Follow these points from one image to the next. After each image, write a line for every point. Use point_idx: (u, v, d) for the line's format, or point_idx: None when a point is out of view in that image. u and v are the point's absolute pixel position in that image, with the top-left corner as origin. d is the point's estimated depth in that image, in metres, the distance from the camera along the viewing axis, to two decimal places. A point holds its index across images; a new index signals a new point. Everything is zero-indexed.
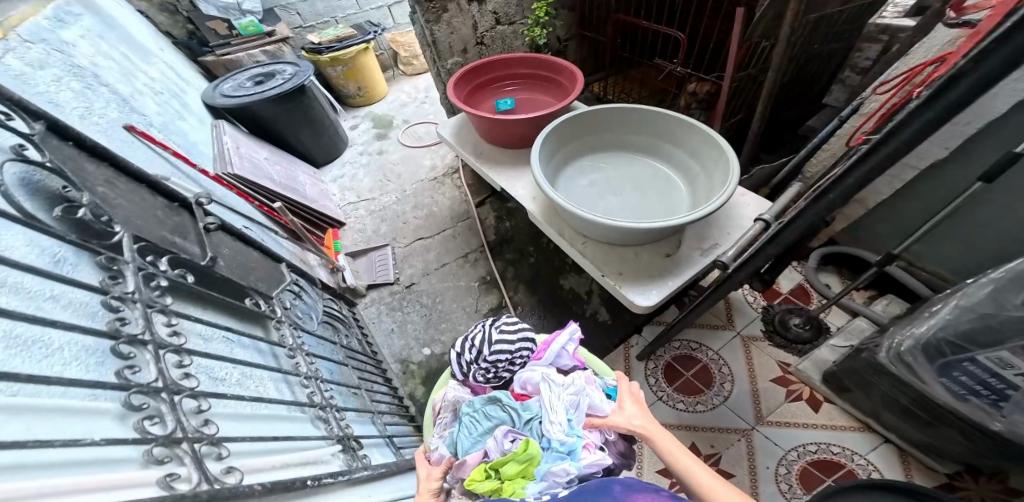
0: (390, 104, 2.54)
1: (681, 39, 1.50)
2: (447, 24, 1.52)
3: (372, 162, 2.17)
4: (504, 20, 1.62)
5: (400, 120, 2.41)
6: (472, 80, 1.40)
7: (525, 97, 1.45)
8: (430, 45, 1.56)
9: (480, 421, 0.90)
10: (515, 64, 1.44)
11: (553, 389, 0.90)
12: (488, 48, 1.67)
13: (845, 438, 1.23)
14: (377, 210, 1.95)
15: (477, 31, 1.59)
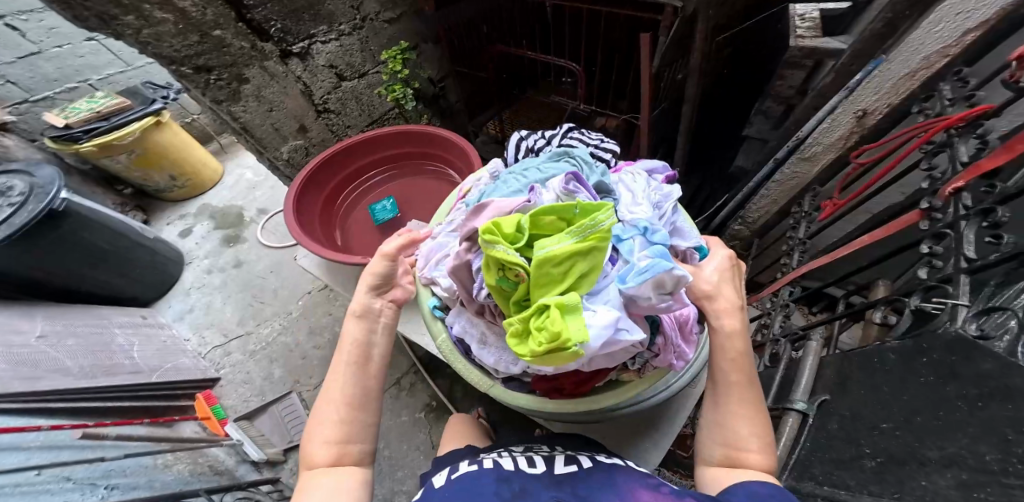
0: (236, 192, 2.01)
1: (580, 72, 1.24)
2: (259, 99, 1.07)
3: (231, 281, 1.68)
4: (348, 74, 1.24)
5: (253, 212, 1.92)
6: (314, 199, 1.02)
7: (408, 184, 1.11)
8: (243, 133, 1.10)
9: (529, 174, 0.68)
10: (380, 145, 1.07)
11: (639, 182, 0.69)
12: (338, 114, 1.29)
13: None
14: (258, 349, 1.49)
15: (311, 97, 1.19)
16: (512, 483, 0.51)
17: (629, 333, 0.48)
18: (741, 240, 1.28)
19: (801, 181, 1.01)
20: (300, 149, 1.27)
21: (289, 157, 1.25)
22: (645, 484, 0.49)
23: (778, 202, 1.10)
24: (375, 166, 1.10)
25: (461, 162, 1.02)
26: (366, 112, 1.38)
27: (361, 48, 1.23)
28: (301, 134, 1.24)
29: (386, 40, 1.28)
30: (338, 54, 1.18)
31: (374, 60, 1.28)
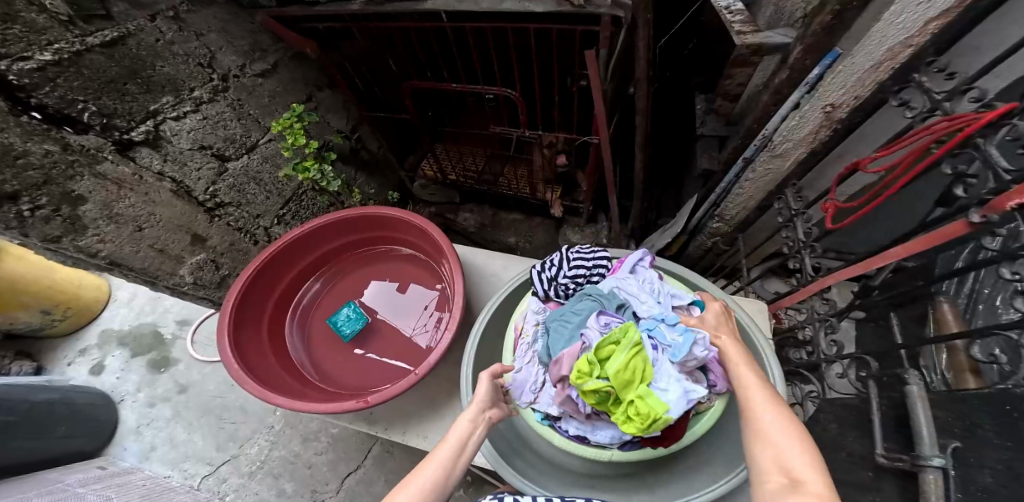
0: (139, 306, 1.61)
1: (516, 96, 1.10)
2: (116, 218, 0.78)
3: (186, 409, 1.38)
4: (230, 152, 1.00)
5: (171, 326, 1.55)
6: (257, 340, 0.84)
7: (364, 277, 0.99)
8: (113, 269, 0.79)
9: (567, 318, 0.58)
10: (316, 242, 0.95)
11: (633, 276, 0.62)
12: (231, 206, 1.03)
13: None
14: (255, 468, 1.28)
15: (191, 194, 0.93)
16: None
17: (696, 390, 0.48)
18: (722, 237, 1.16)
19: (777, 175, 0.87)
20: (202, 265, 0.98)
21: (199, 279, 0.98)
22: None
23: (755, 197, 0.96)
24: (310, 276, 0.96)
25: (400, 232, 0.95)
26: (271, 191, 1.14)
27: (237, 115, 1.00)
28: (199, 246, 0.97)
29: (268, 101, 1.10)
30: (205, 129, 0.93)
31: (261, 127, 1.08)
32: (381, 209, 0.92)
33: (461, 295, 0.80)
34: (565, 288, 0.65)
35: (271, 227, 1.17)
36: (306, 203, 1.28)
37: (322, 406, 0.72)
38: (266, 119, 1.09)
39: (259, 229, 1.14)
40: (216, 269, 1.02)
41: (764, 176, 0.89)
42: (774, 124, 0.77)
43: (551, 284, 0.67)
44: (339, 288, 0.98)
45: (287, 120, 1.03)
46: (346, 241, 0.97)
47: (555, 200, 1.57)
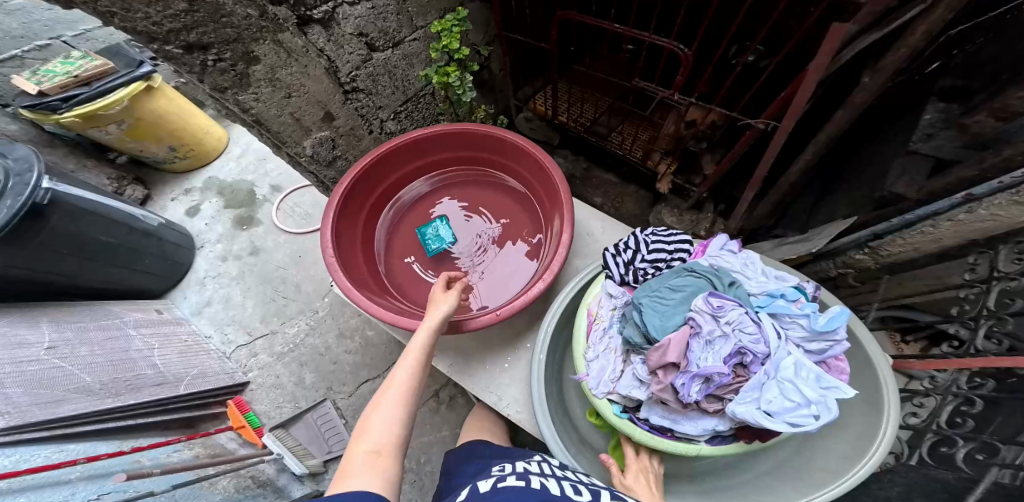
0: (244, 163, 1.74)
1: (687, 54, 1.02)
2: (277, 83, 0.84)
3: (250, 272, 1.50)
4: (380, 43, 0.97)
5: (264, 189, 1.66)
6: (353, 233, 0.86)
7: (467, 202, 0.98)
8: (258, 124, 0.88)
9: (665, 295, 0.49)
10: (430, 148, 0.92)
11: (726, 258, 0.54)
12: (365, 94, 1.03)
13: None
14: (286, 351, 1.37)
15: (336, 75, 0.93)
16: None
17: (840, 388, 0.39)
18: (856, 271, 1.01)
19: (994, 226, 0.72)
20: (324, 142, 1.02)
21: (315, 155, 1.04)
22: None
23: (941, 241, 0.80)
24: (409, 180, 0.96)
25: (518, 165, 0.90)
26: (402, 90, 1.12)
27: (397, 10, 0.95)
28: (326, 124, 1.00)
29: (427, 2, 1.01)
30: (369, 18, 0.90)
31: (414, 26, 1.02)
32: (507, 135, 0.86)
33: (561, 259, 0.74)
34: (641, 273, 0.60)
35: (386, 122, 1.16)
36: (421, 109, 1.24)
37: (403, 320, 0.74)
38: (419, 18, 1.02)
39: (376, 120, 1.13)
40: (331, 148, 1.06)
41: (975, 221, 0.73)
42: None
43: (625, 268, 0.61)
44: (438, 203, 0.98)
45: (447, 22, 1.01)
46: (454, 156, 0.94)
47: (665, 175, 1.47)
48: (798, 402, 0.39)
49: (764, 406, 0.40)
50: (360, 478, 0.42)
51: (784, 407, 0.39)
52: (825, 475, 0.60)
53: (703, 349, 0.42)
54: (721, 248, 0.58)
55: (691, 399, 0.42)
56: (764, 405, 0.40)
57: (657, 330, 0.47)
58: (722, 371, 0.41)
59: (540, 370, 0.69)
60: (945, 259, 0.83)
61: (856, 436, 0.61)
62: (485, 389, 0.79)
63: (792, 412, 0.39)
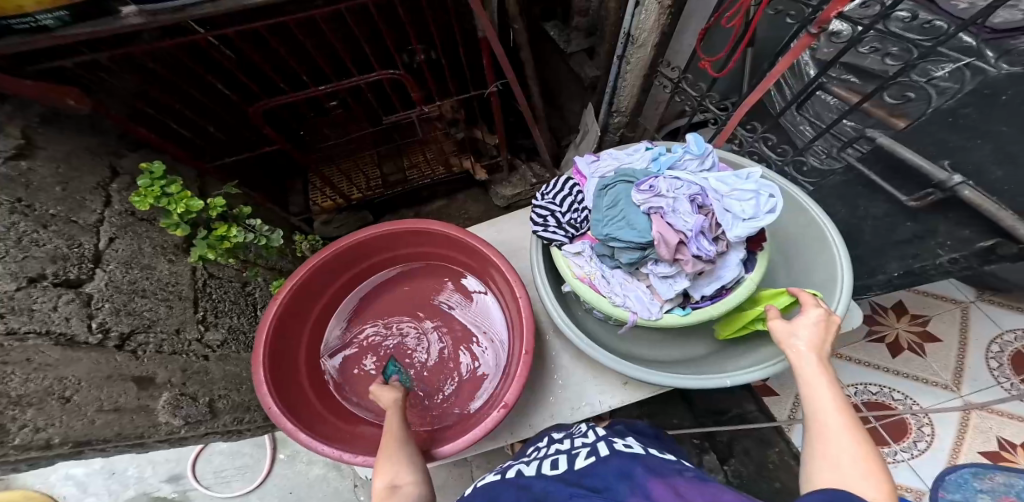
0: (102, 488, 1.13)
1: (401, 74, 1.11)
2: (29, 400, 0.52)
3: None
4: (76, 272, 0.67)
5: (165, 488, 1.15)
6: (332, 426, 0.72)
7: (384, 302, 0.90)
8: (83, 451, 0.58)
9: (614, 217, 0.59)
10: (307, 301, 0.79)
11: (607, 163, 0.69)
12: (139, 325, 0.74)
13: (948, 329, 1.19)
14: None
15: (77, 342, 0.63)
16: (534, 490, 0.50)
17: (752, 171, 0.57)
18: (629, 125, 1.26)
19: (646, 60, 1.07)
20: (177, 400, 0.75)
21: (188, 418, 0.76)
22: (657, 474, 0.47)
23: (636, 85, 1.16)
24: (317, 341, 0.83)
25: (390, 247, 0.84)
26: (180, 280, 0.88)
27: (36, 222, 0.64)
28: (153, 387, 0.72)
29: (62, 190, 0.71)
30: (14, 254, 0.59)
31: (86, 227, 0.72)
32: (361, 234, 0.79)
33: (509, 273, 0.74)
34: (574, 221, 0.68)
35: (203, 335, 0.90)
36: (217, 294, 0.98)
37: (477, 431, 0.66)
38: (81, 215, 0.72)
39: (191, 343, 0.86)
40: (193, 400, 0.79)
41: None
42: (628, 22, 0.98)
43: (563, 228, 0.68)
44: (366, 327, 0.87)
45: (152, 189, 0.72)
46: (335, 287, 0.83)
47: (474, 166, 1.57)
48: (754, 196, 0.55)
49: (745, 216, 0.55)
50: None
51: (754, 205, 0.54)
52: (829, 273, 0.68)
53: (678, 217, 0.54)
54: (589, 164, 0.71)
55: (711, 250, 0.53)
56: (745, 215, 0.54)
57: (641, 236, 0.56)
58: (700, 217, 0.54)
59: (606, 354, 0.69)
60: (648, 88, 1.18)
61: (802, 227, 0.75)
62: (574, 409, 0.78)
63: (760, 204, 0.55)
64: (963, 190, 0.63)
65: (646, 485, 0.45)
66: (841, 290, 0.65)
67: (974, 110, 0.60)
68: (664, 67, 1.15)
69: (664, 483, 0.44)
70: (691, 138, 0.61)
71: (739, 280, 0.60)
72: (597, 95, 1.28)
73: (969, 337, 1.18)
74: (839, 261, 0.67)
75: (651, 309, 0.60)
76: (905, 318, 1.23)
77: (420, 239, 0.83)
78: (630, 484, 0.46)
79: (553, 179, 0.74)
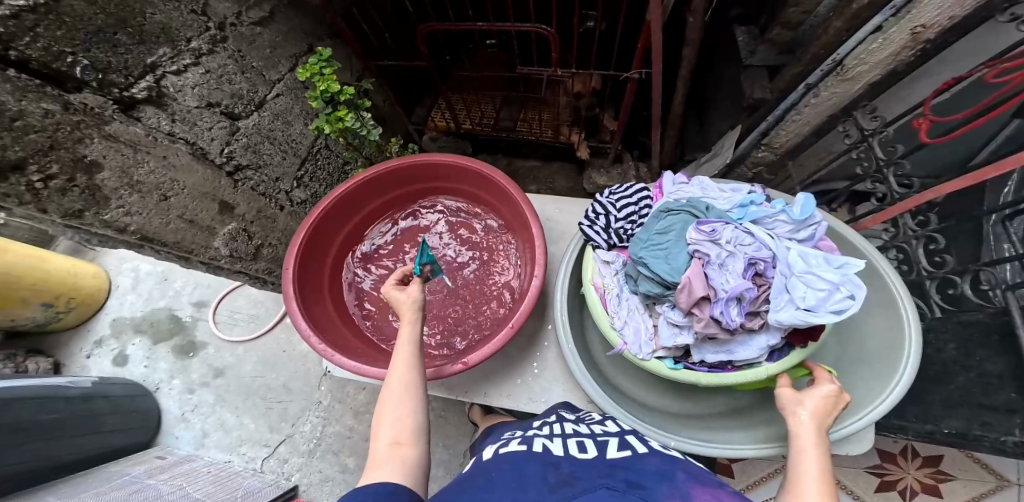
0: (145, 291, 1.50)
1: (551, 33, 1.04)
2: (139, 188, 0.64)
3: (228, 392, 1.34)
4: (239, 109, 0.82)
5: (188, 309, 1.46)
6: (326, 312, 0.81)
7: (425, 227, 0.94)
8: (145, 245, 0.69)
9: (658, 242, 0.53)
10: (363, 196, 0.87)
11: (690, 187, 0.60)
12: (251, 164, 0.87)
13: (958, 493, 0.97)
14: (313, 447, 1.25)
15: (207, 158, 0.76)
16: (562, 470, 0.47)
17: (849, 261, 0.45)
18: (764, 166, 1.07)
19: (839, 100, 0.80)
20: (235, 233, 0.87)
21: (233, 250, 0.88)
22: (699, 480, 0.42)
23: (811, 123, 0.88)
24: (357, 238, 0.91)
25: (452, 180, 0.90)
26: (295, 145, 1.00)
27: (240, 68, 0.81)
28: (228, 215, 0.84)
29: (270, 52, 0.88)
30: (210, 84, 0.74)
31: (268, 81, 0.88)
32: (435, 157, 0.85)
33: (542, 254, 0.75)
34: (622, 230, 0.63)
35: (291, 190, 1.03)
36: (322, 162, 1.11)
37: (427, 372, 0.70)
38: (270, 72, 0.88)
39: (280, 193, 0.99)
40: (248, 238, 0.92)
41: (821, 102, 0.82)
42: (847, 48, 0.70)
43: (607, 233, 0.64)
44: (399, 242, 0.93)
45: (314, 66, 0.79)
46: (387, 197, 0.91)
47: (580, 142, 1.49)
48: (828, 288, 0.44)
49: (802, 304, 0.45)
50: (380, 472, 0.46)
51: (820, 297, 0.44)
52: (861, 400, 0.58)
53: (720, 272, 0.47)
54: (674, 183, 0.62)
55: (734, 321, 0.46)
56: (802, 304, 0.44)
57: (670, 273, 0.50)
58: (744, 284, 0.46)
59: (579, 363, 0.69)
60: (824, 133, 0.91)
61: (878, 353, 0.61)
62: (529, 400, 0.78)
63: (829, 299, 0.44)
64: None
65: (687, 491, 0.40)
66: (857, 420, 0.56)
67: None
68: (862, 112, 0.81)
69: (705, 490, 0.41)
70: (800, 197, 0.50)
71: (753, 363, 0.55)
72: (749, 121, 1.00)
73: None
74: (884, 396, 0.56)
75: (644, 348, 0.57)
76: (922, 466, 1.02)
77: (483, 187, 0.86)
78: (668, 487, 0.41)
79: (630, 182, 0.68)
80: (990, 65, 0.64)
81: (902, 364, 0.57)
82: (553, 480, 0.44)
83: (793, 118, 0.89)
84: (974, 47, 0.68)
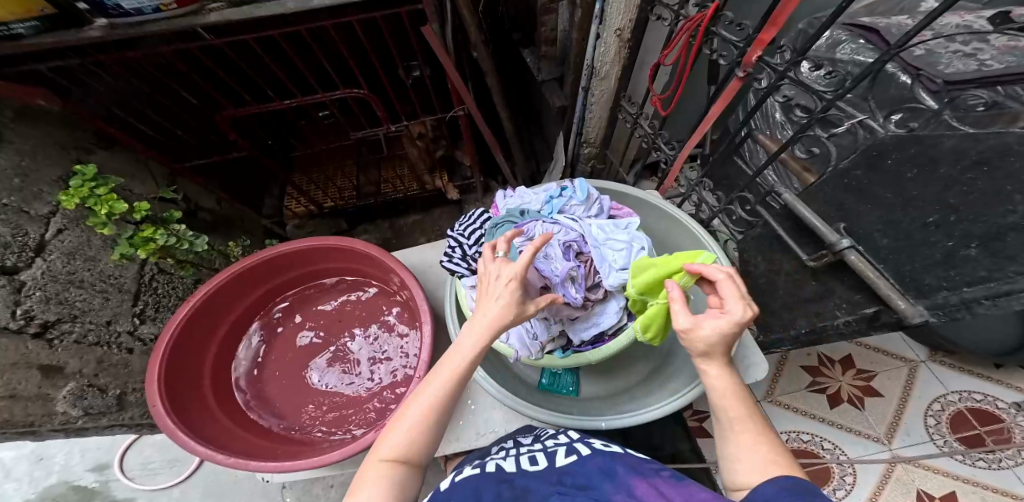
0: (25, 473, 1.11)
1: (367, 94, 1.10)
2: None
3: None
4: (16, 260, 0.70)
5: (88, 477, 1.11)
6: (222, 427, 0.73)
7: (304, 311, 0.89)
8: None
9: None
10: (219, 306, 0.80)
11: (510, 198, 0.69)
12: (68, 309, 0.78)
13: (890, 386, 1.18)
14: None
15: None
16: (515, 484, 0.50)
17: (630, 222, 0.59)
18: (596, 157, 1.24)
19: (609, 94, 1.01)
20: (80, 391, 0.81)
21: (88, 408, 0.84)
22: (637, 472, 0.47)
23: (602, 116, 1.08)
24: (232, 346, 0.84)
25: (314, 261, 0.87)
26: (137, 269, 0.91)
27: None
28: (59, 376, 0.78)
29: (20, 182, 0.72)
30: None
31: (36, 217, 0.73)
32: (281, 247, 0.83)
33: (424, 300, 0.77)
34: (477, 255, 0.68)
35: (136, 328, 0.91)
36: (163, 290, 0.98)
37: (340, 452, 0.65)
38: (34, 205, 0.73)
39: (121, 335, 0.88)
40: (100, 392, 0.85)
41: (600, 96, 1.02)
42: (591, 53, 0.91)
43: (466, 260, 0.68)
44: (278, 336, 0.87)
45: (80, 189, 0.70)
46: (251, 297, 0.85)
47: (447, 185, 1.59)
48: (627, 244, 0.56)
49: (619, 266, 0.55)
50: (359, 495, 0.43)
51: (625, 256, 0.54)
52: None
53: (547, 263, 0.54)
54: (504, 198, 0.70)
55: (577, 298, 0.54)
56: (617, 265, 0.54)
57: None
58: (568, 264, 0.54)
59: (492, 384, 0.71)
60: (615, 122, 1.11)
61: None
62: (478, 435, 0.78)
63: (631, 255, 0.55)
64: (849, 255, 0.55)
65: (630, 486, 0.45)
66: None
67: (864, 172, 0.53)
68: (625, 102, 1.03)
69: (644, 482, 0.45)
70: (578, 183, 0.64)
71: (621, 327, 0.62)
72: (565, 124, 1.18)
73: (913, 395, 1.15)
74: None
75: (530, 351, 0.61)
76: (850, 373, 1.22)
77: (344, 255, 0.86)
78: (613, 483, 0.47)
79: (472, 212, 0.74)
80: (666, 51, 0.78)
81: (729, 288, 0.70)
82: (512, 496, 0.48)
83: (590, 113, 1.08)
84: (652, 43, 0.92)
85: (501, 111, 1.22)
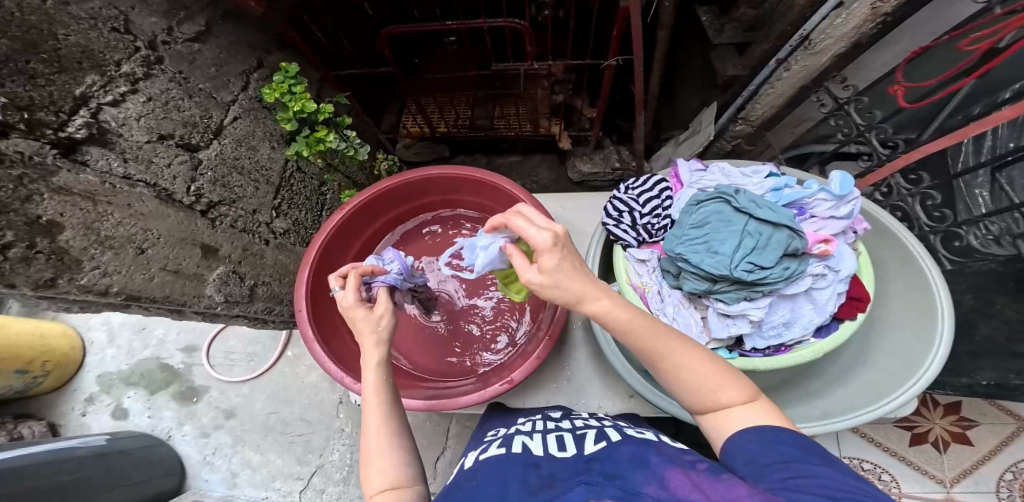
0: (125, 342, 1.27)
1: (526, 26, 0.99)
2: (111, 243, 0.55)
3: (245, 431, 1.15)
4: (197, 139, 0.71)
5: (176, 356, 1.25)
6: (348, 348, 0.77)
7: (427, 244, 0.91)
8: (132, 304, 0.61)
9: (693, 236, 0.53)
10: (360, 224, 0.82)
11: (716, 177, 0.63)
12: (228, 196, 0.80)
13: (984, 437, 1.03)
14: (348, 473, 1.11)
15: (173, 199, 0.68)
16: (541, 470, 0.42)
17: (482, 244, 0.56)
18: (744, 137, 1.09)
19: (810, 71, 0.84)
20: (226, 277, 0.80)
21: (229, 295, 0.82)
22: (674, 462, 0.37)
23: (784, 95, 0.91)
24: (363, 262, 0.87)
25: (453, 192, 0.86)
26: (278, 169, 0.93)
27: (185, 92, 0.68)
28: (212, 258, 0.76)
29: (215, 71, 0.75)
30: (156, 113, 0.63)
31: (221, 103, 0.76)
32: (429, 171, 0.81)
33: None
34: (650, 225, 0.62)
35: (272, 220, 0.95)
36: (298, 187, 1.02)
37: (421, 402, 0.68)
38: (222, 93, 0.76)
39: (261, 225, 0.92)
40: (240, 279, 0.85)
41: (794, 74, 0.85)
42: (814, 23, 0.74)
43: (635, 230, 0.63)
44: None
45: (281, 85, 0.71)
46: (383, 220, 0.86)
47: (561, 134, 1.44)
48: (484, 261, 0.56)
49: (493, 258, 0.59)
50: None
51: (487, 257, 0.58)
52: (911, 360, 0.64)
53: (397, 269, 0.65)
54: (692, 171, 0.64)
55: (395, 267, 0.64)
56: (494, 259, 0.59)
57: (716, 268, 0.51)
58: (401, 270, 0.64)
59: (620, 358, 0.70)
60: (799, 103, 0.94)
61: (911, 298, 0.68)
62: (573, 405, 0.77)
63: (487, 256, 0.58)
64: None
65: (663, 474, 0.36)
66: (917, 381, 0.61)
67: None
68: (834, 83, 0.88)
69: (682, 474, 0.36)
70: (836, 176, 0.54)
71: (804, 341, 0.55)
72: (724, 97, 1.03)
73: (1002, 452, 1.01)
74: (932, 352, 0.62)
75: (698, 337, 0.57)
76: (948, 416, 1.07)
77: (485, 197, 0.84)
78: (644, 472, 0.37)
79: (644, 175, 0.67)
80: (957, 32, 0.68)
81: (939, 323, 0.63)
82: (533, 482, 0.40)
83: (768, 90, 0.92)
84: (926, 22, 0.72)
85: (655, 68, 1.08)
